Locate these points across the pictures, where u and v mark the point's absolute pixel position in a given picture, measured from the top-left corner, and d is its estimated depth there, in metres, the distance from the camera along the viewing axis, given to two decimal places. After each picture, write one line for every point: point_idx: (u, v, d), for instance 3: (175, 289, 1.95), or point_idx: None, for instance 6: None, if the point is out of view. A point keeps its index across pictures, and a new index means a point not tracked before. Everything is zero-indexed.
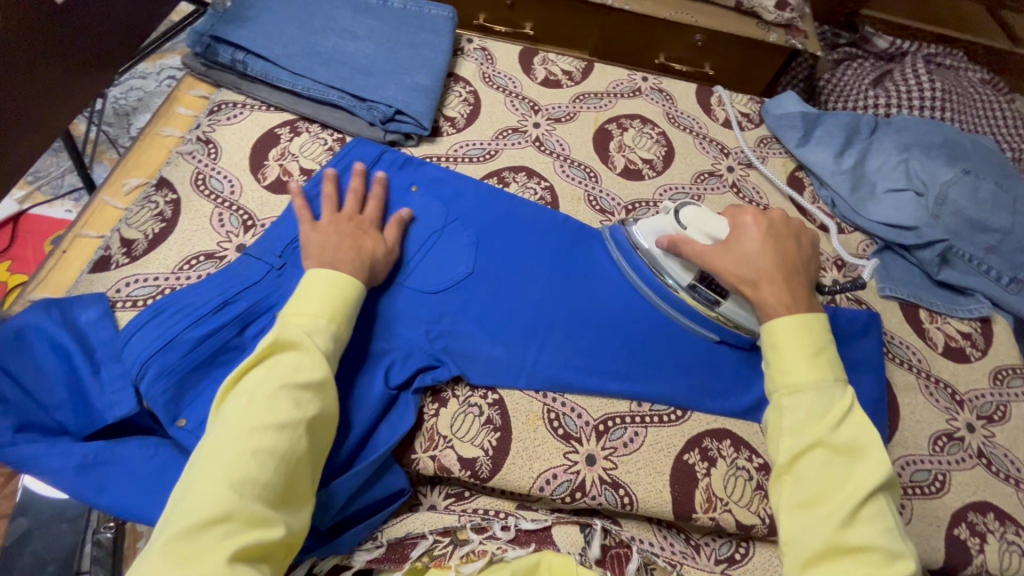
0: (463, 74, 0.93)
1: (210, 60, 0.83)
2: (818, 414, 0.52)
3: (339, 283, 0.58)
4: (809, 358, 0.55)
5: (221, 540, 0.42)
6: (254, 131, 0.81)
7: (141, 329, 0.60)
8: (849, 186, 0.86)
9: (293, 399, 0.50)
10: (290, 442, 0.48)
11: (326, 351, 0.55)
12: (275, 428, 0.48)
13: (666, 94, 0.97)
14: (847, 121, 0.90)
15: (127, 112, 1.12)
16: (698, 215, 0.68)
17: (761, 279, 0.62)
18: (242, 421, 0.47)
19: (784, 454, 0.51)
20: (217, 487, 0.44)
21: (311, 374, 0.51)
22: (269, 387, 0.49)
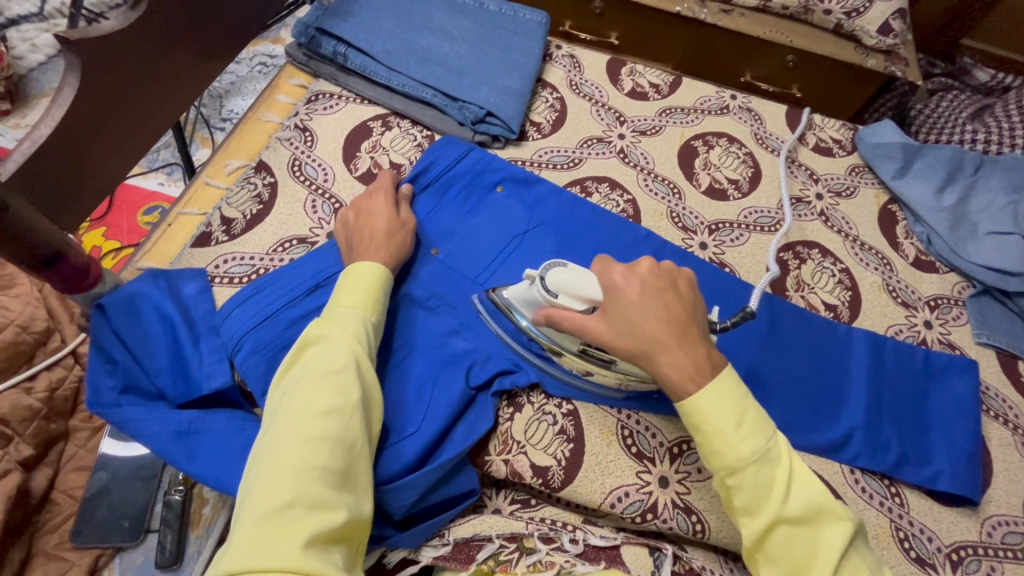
0: (551, 80, 0.93)
1: (313, 51, 0.86)
2: (766, 491, 0.47)
3: (368, 278, 0.60)
4: (738, 428, 0.48)
5: (293, 524, 0.42)
6: (348, 123, 0.83)
7: (239, 306, 0.63)
8: (948, 224, 0.81)
9: (337, 385, 0.50)
10: (340, 426, 0.48)
11: (361, 341, 0.56)
12: (323, 414, 0.48)
13: (755, 114, 0.95)
14: (951, 155, 0.86)
15: (220, 95, 1.17)
16: (564, 278, 0.56)
17: (652, 350, 0.51)
18: (293, 410, 0.48)
19: (752, 539, 0.48)
20: (282, 472, 0.44)
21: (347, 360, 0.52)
22: (314, 375, 0.50)
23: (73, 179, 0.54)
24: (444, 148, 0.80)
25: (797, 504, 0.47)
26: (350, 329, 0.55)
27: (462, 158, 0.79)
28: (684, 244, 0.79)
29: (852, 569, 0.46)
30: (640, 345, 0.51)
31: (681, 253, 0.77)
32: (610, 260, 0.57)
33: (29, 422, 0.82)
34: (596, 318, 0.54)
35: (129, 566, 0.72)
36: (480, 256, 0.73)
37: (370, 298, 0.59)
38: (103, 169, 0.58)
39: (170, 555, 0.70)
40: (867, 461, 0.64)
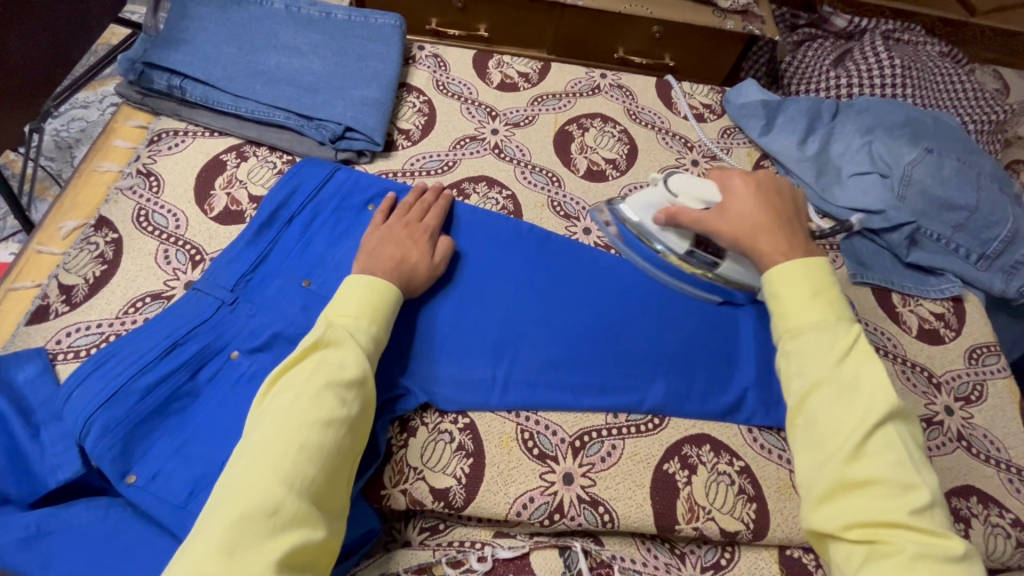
0: (416, 83, 0.90)
1: (146, 88, 0.79)
2: (823, 353, 0.52)
3: (368, 286, 0.58)
4: (813, 298, 0.55)
5: (269, 538, 0.41)
6: (198, 160, 0.77)
7: (83, 382, 0.57)
8: (814, 172, 0.84)
9: (337, 397, 0.49)
10: (336, 438, 0.48)
11: (368, 352, 0.55)
12: (322, 425, 0.47)
13: (625, 90, 0.95)
14: (809, 106, 0.89)
15: (69, 145, 1.07)
16: (685, 182, 0.68)
17: (756, 233, 0.61)
18: (288, 418, 0.47)
19: (794, 398, 0.51)
20: (267, 477, 0.43)
21: (354, 373, 0.51)
22: (314, 383, 0.49)
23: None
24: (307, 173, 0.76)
25: (848, 373, 0.50)
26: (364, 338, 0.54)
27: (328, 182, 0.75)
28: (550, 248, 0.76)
29: (883, 447, 0.47)
30: (754, 230, 0.61)
31: (565, 241, 0.76)
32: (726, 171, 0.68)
33: None
34: (714, 215, 0.65)
35: None
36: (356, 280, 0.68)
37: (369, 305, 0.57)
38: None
39: None
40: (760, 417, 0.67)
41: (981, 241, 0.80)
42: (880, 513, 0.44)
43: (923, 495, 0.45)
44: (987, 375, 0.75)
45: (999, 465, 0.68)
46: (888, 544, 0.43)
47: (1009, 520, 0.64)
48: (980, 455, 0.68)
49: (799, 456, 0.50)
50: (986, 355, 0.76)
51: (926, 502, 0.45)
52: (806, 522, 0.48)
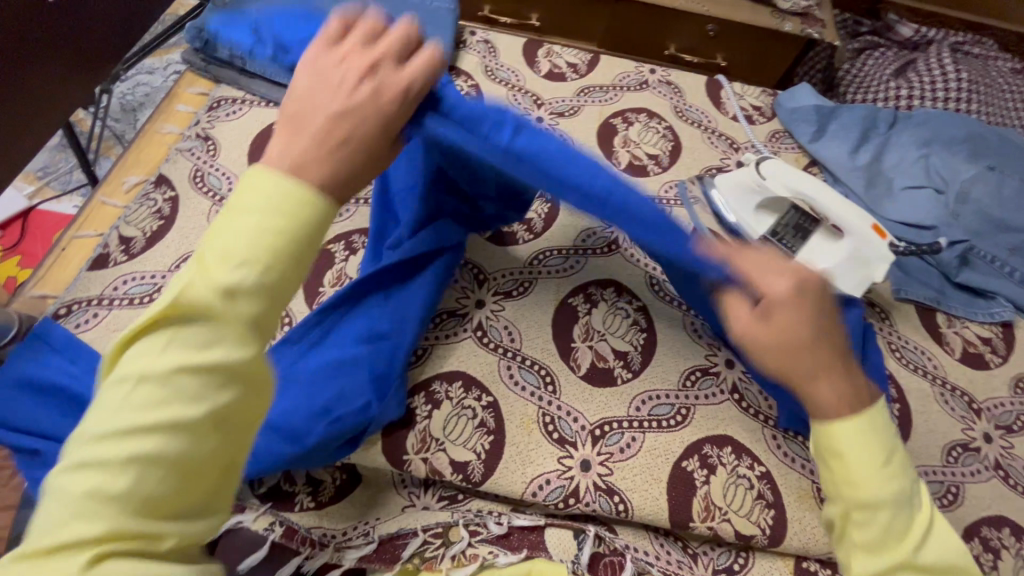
0: (465, 67, 0.91)
1: (210, 56, 0.83)
2: (897, 534, 0.40)
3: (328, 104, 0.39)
4: (884, 467, 0.41)
5: (115, 477, 0.31)
6: (253, 128, 0.80)
7: None
8: (864, 183, 0.82)
9: (222, 299, 0.34)
10: (225, 361, 0.34)
11: (293, 232, 0.36)
12: (206, 342, 0.34)
13: (674, 87, 0.94)
14: (864, 114, 0.87)
15: (134, 108, 1.13)
16: (779, 169, 0.72)
17: (813, 372, 0.42)
18: (160, 330, 0.34)
19: (882, 540, 0.40)
20: (125, 407, 0.33)
21: (246, 274, 0.34)
22: (182, 277, 0.35)
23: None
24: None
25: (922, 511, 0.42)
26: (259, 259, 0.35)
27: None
28: (579, 241, 0.76)
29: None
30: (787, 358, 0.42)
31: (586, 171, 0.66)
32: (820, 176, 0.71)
33: None
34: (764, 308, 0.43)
35: None
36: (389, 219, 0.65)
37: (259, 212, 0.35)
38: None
39: None
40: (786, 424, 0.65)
41: None
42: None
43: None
44: None
45: None
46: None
47: None
48: (1017, 487, 0.66)
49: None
50: None
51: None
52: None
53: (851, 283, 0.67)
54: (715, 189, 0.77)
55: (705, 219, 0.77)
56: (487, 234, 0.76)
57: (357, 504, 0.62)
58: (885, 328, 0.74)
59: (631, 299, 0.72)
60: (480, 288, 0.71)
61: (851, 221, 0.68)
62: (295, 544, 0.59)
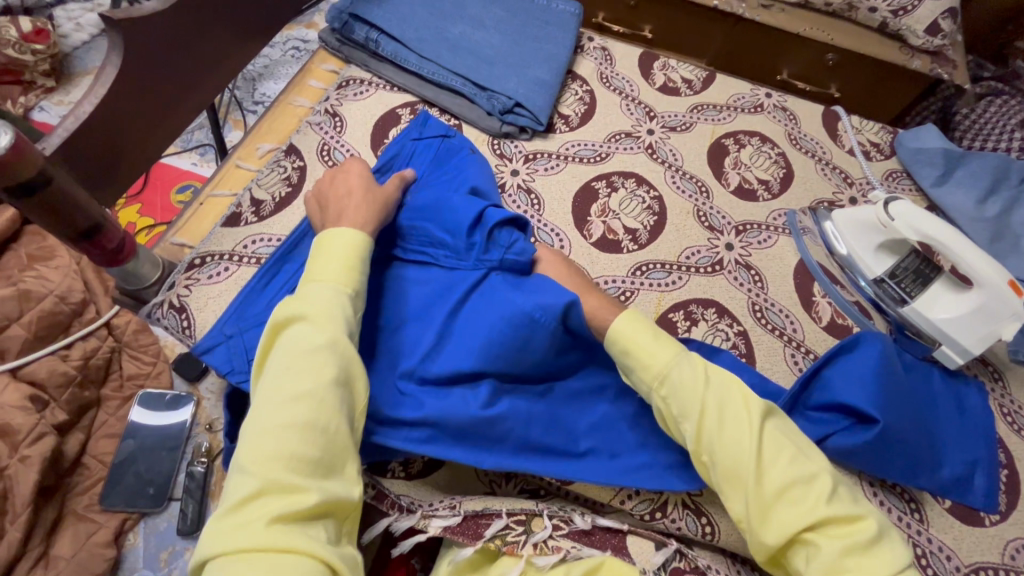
0: (581, 72, 0.92)
1: (346, 37, 0.86)
2: (794, 485, 0.47)
3: (336, 256, 0.55)
4: (750, 440, 0.49)
5: (252, 519, 0.40)
6: (377, 109, 0.83)
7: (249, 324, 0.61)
8: (988, 236, 0.79)
9: (317, 370, 0.47)
10: (316, 410, 0.45)
11: (340, 317, 0.51)
12: (292, 400, 0.45)
13: (789, 113, 0.92)
14: (996, 163, 0.82)
15: (254, 78, 1.19)
16: (912, 210, 0.67)
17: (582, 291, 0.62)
18: (279, 391, 0.46)
19: (692, 439, 0.51)
20: (262, 460, 0.43)
21: (323, 339, 0.49)
22: (317, 340, 0.48)
23: (99, 138, 0.56)
24: (435, 140, 0.78)
25: (715, 398, 0.51)
26: (325, 304, 0.51)
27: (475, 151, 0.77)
28: (682, 258, 0.76)
29: (727, 426, 0.50)
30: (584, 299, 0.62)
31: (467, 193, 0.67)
32: (955, 226, 0.65)
33: (63, 388, 0.79)
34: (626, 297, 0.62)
35: (152, 531, 0.75)
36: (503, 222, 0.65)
37: (355, 261, 0.55)
38: (133, 136, 0.60)
39: (191, 524, 0.73)
40: (900, 477, 0.61)
41: None
42: (809, 515, 0.46)
43: (828, 480, 0.48)
44: None
45: None
46: (821, 535, 0.46)
47: None
48: None
49: (720, 489, 0.50)
50: None
51: (830, 486, 0.48)
52: (761, 544, 0.48)
53: (972, 338, 0.65)
54: (830, 221, 0.77)
55: (815, 251, 0.78)
56: (592, 240, 0.76)
57: (443, 484, 0.66)
58: (998, 390, 0.71)
59: (732, 322, 0.71)
60: None
61: (984, 276, 0.63)
62: (384, 507, 0.61)
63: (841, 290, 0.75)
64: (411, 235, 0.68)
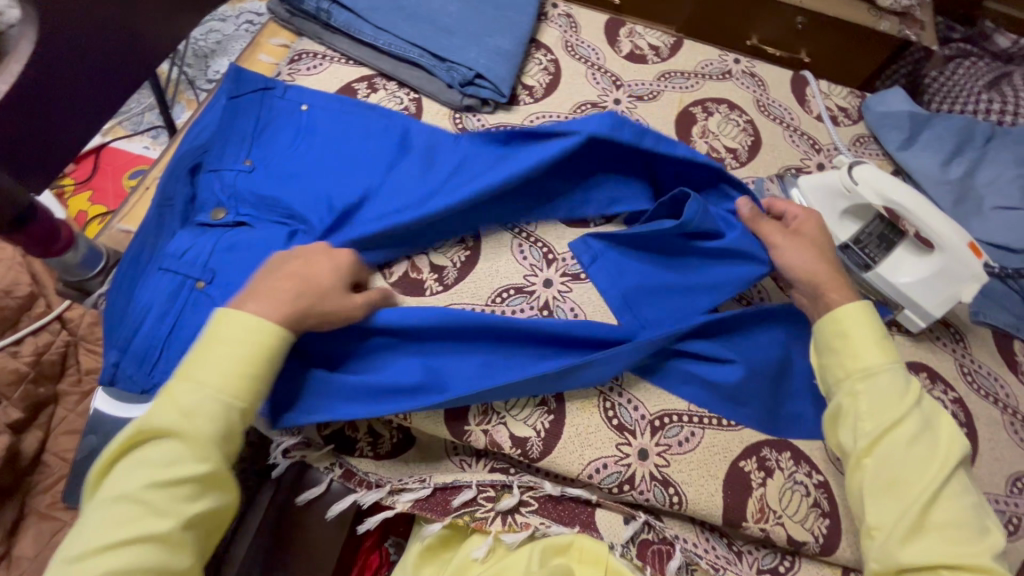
0: (546, 41, 0.89)
1: (295, 8, 0.82)
2: (956, 517, 0.49)
3: (243, 348, 0.50)
4: (917, 455, 0.52)
5: None
6: (332, 84, 0.80)
7: (153, 290, 0.58)
8: (953, 198, 0.79)
9: (171, 497, 0.45)
10: (162, 554, 0.44)
11: (213, 434, 0.47)
12: (127, 541, 0.43)
13: (757, 79, 0.91)
14: (961, 125, 0.83)
15: (205, 54, 1.13)
16: (873, 174, 0.67)
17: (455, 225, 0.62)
18: (109, 526, 0.44)
19: (866, 440, 0.53)
20: None
21: (190, 468, 0.46)
22: (148, 467, 0.46)
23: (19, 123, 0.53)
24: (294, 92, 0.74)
25: (918, 418, 0.53)
26: (200, 418, 0.47)
27: (348, 113, 0.73)
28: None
29: (907, 440, 0.52)
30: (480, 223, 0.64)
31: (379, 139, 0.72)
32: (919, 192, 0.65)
33: (16, 385, 0.76)
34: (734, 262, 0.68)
35: None
36: (393, 196, 0.67)
37: (264, 362, 0.51)
38: (59, 114, 0.57)
39: None
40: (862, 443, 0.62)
41: None
42: (965, 557, 0.47)
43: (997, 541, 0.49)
44: None
45: None
46: None
47: None
48: None
49: (870, 495, 0.52)
50: None
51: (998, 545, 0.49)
52: (892, 559, 0.49)
53: (933, 300, 0.66)
54: (797, 188, 0.76)
55: None
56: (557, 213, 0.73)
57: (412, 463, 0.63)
58: (959, 350, 0.72)
59: None
60: (548, 267, 0.70)
61: (944, 239, 0.63)
62: (352, 485, 0.61)
63: None
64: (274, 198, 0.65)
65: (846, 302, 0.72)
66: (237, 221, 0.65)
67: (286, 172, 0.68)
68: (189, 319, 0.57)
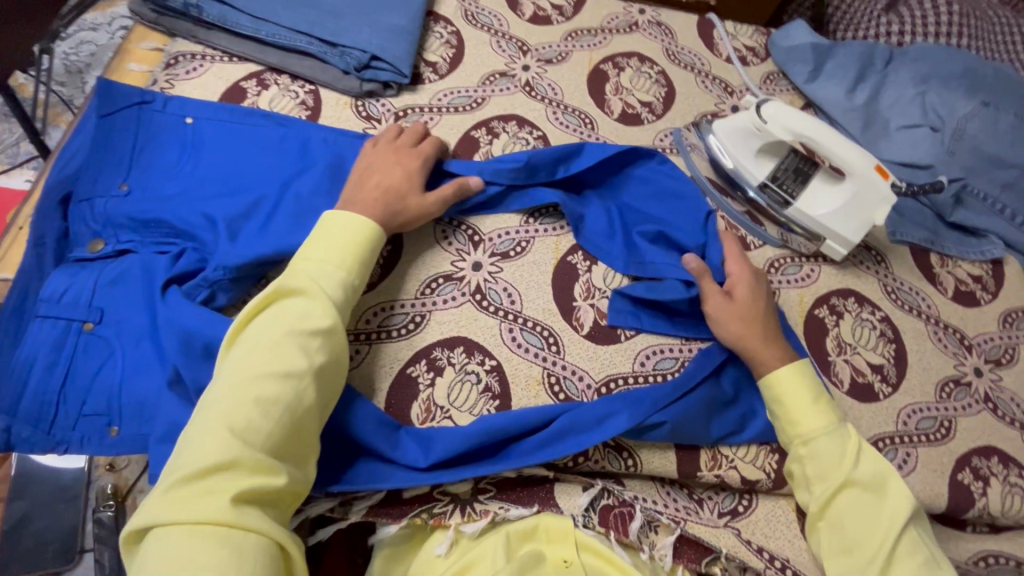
0: (444, 12, 0.85)
1: (161, 6, 0.74)
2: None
3: (355, 230, 0.56)
4: (849, 501, 0.55)
5: (214, 490, 0.41)
6: (216, 85, 0.74)
7: (38, 341, 0.54)
8: (861, 123, 0.81)
9: (300, 346, 0.49)
10: (296, 391, 0.47)
11: (338, 300, 0.53)
12: (277, 377, 0.47)
13: (665, 28, 0.89)
14: (862, 51, 0.84)
15: (79, 69, 1.03)
16: (781, 110, 0.67)
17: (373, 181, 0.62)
18: (245, 369, 0.47)
19: (818, 502, 0.56)
20: (222, 436, 0.43)
21: (321, 321, 0.50)
22: (278, 327, 0.49)
23: None
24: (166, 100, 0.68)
25: (859, 480, 0.55)
26: (327, 283, 0.53)
27: (236, 123, 0.68)
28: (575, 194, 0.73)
29: (855, 501, 0.55)
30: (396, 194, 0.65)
31: (271, 142, 0.67)
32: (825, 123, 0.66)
33: None
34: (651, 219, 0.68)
35: None
36: (296, 215, 0.62)
37: (367, 247, 0.56)
38: None
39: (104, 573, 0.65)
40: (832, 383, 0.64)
41: None
42: None
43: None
44: (1020, 340, 0.74)
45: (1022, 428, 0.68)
46: None
47: None
48: (1004, 417, 0.68)
49: (829, 557, 0.55)
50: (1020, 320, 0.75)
51: None
52: None
53: (850, 227, 0.67)
54: (713, 135, 0.76)
55: (703, 167, 0.76)
56: None
57: None
58: (882, 271, 0.74)
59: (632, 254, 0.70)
60: (475, 250, 0.67)
61: (851, 165, 0.65)
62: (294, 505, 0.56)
63: (731, 202, 0.75)
64: (159, 221, 0.61)
65: (773, 239, 0.73)
66: (117, 251, 0.60)
67: (172, 193, 0.63)
68: (83, 366, 0.54)
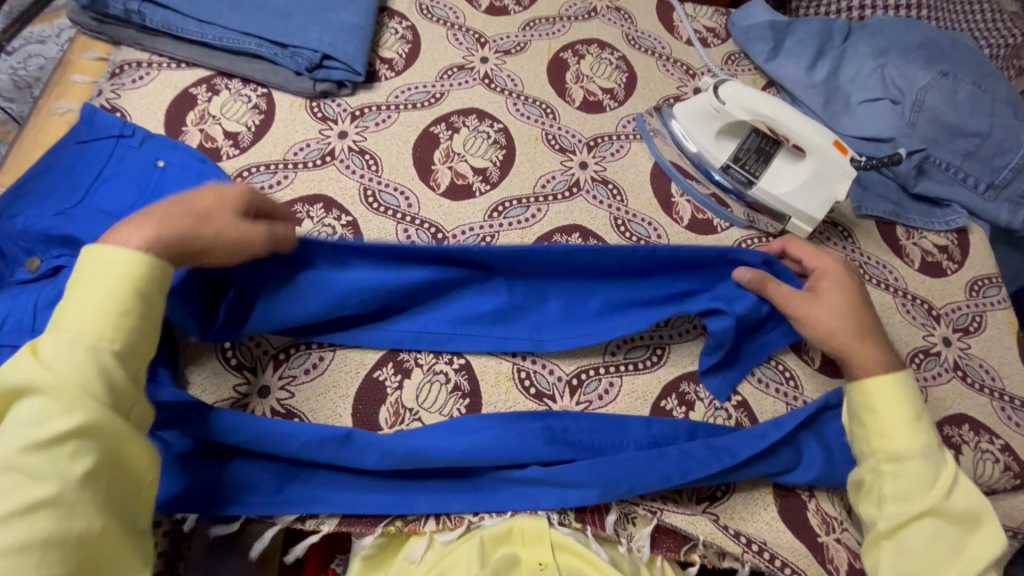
0: (398, 8, 0.83)
1: (101, 14, 0.72)
2: (926, 485, 0.52)
3: (121, 271, 0.44)
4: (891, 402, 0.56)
5: None
6: (165, 94, 0.72)
7: None
8: (822, 100, 0.80)
9: (53, 459, 0.38)
10: (57, 520, 0.37)
11: (104, 369, 0.42)
12: (22, 511, 0.36)
13: (624, 12, 0.88)
14: (819, 27, 0.84)
15: (29, 84, 1.01)
16: (738, 91, 0.67)
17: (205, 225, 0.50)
18: None
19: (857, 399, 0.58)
20: None
21: (69, 418, 0.39)
22: (16, 441, 0.38)
23: None
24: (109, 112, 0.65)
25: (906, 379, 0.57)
26: (64, 363, 0.41)
27: None
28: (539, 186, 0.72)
29: (904, 472, 0.53)
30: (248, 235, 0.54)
31: None
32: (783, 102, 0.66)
33: None
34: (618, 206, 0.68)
35: None
36: None
37: (134, 292, 0.44)
38: None
39: None
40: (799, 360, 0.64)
41: (991, 169, 0.79)
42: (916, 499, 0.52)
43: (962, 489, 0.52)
44: (987, 307, 0.74)
45: (992, 394, 0.69)
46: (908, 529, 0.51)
47: (999, 446, 0.66)
48: (974, 384, 0.69)
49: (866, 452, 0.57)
50: (987, 287, 0.75)
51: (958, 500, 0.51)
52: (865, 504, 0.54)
53: (814, 204, 0.67)
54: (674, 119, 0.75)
55: (666, 151, 0.76)
56: (440, 190, 0.71)
57: None
58: (849, 246, 0.74)
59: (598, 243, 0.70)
60: None
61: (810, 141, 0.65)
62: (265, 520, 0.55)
63: (696, 185, 0.74)
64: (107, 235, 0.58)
65: (739, 220, 0.73)
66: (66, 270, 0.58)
67: (119, 208, 0.61)
68: None
